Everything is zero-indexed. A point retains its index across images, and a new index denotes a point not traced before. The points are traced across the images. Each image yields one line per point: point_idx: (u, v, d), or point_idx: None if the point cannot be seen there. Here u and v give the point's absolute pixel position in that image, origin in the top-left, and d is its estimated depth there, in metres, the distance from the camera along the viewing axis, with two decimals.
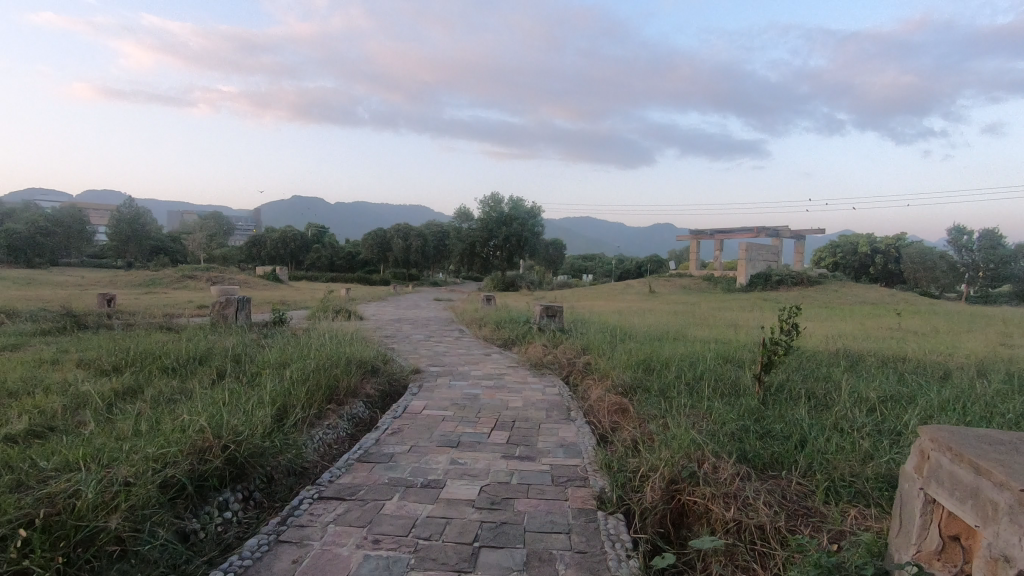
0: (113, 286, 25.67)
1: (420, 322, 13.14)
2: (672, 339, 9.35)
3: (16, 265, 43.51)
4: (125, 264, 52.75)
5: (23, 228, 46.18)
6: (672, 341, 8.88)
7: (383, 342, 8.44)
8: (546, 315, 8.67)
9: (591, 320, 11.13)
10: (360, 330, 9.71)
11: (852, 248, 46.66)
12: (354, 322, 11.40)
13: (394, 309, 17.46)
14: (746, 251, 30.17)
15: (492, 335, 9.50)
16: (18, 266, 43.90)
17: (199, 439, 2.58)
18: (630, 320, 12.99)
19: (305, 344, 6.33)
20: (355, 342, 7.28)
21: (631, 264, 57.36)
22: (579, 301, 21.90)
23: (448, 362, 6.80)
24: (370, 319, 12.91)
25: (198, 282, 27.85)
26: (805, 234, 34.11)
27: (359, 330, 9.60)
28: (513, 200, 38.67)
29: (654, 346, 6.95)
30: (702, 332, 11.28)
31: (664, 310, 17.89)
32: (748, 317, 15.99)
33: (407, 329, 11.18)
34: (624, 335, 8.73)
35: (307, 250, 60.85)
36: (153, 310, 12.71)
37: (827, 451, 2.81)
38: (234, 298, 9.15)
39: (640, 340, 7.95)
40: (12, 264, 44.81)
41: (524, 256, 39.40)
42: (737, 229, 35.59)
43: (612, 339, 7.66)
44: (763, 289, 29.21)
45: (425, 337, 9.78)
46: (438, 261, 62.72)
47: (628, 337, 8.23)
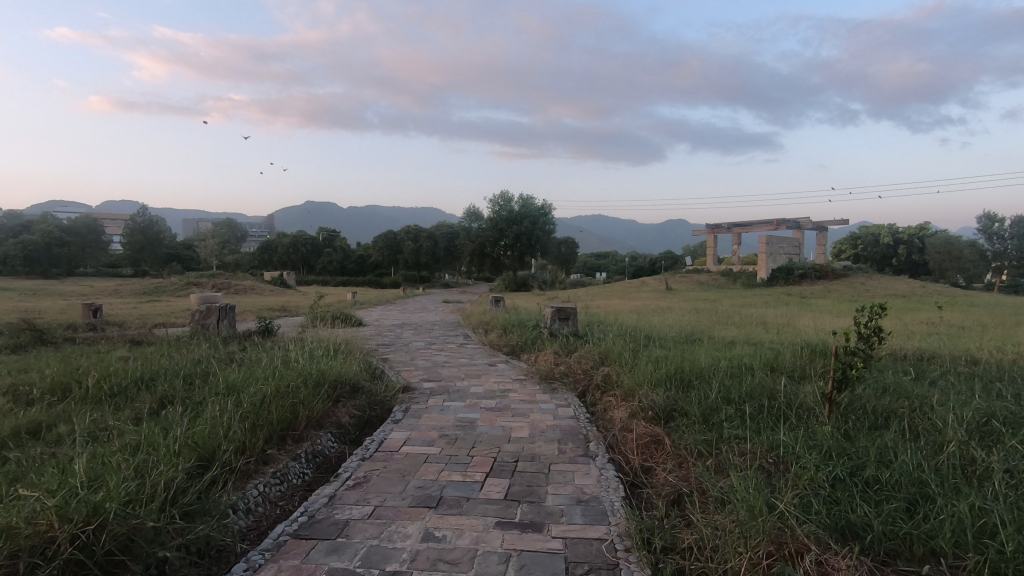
0: (118, 295, 25.20)
1: (424, 327, 12.32)
2: (700, 342, 8.40)
3: (32, 277, 43.57)
4: (139, 273, 52.74)
5: (39, 237, 46.26)
6: (700, 345, 7.92)
7: (377, 353, 7.59)
8: (558, 318, 7.77)
9: (607, 322, 10.21)
10: (354, 338, 8.87)
11: (874, 240, 45.08)
12: (352, 330, 10.62)
13: (399, 314, 16.69)
14: (766, 244, 29.00)
15: (498, 342, 8.61)
16: (35, 277, 44.00)
17: (40, 529, 1.77)
18: (647, 320, 12.06)
19: (281, 358, 5.50)
20: (342, 354, 6.45)
21: (645, 262, 56.25)
22: (594, 300, 20.97)
23: (445, 376, 5.91)
24: (370, 326, 12.12)
25: (205, 289, 27.35)
26: (827, 225, 32.79)
27: (353, 339, 8.77)
28: (523, 198, 37.83)
29: (685, 353, 6.04)
30: (729, 333, 10.31)
31: (683, 308, 16.93)
32: (776, 314, 14.91)
33: (408, 336, 10.34)
34: (647, 339, 7.79)
35: (318, 254, 60.50)
36: (144, 320, 12.02)
37: (973, 522, 1.91)
38: (216, 306, 8.37)
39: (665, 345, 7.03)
40: (28, 275, 45.01)
41: (536, 255, 38.50)
42: (756, 223, 34.39)
43: (634, 344, 6.74)
44: (785, 284, 28.02)
45: (426, 344, 8.93)
46: (449, 263, 62.11)
47: (652, 342, 7.31)
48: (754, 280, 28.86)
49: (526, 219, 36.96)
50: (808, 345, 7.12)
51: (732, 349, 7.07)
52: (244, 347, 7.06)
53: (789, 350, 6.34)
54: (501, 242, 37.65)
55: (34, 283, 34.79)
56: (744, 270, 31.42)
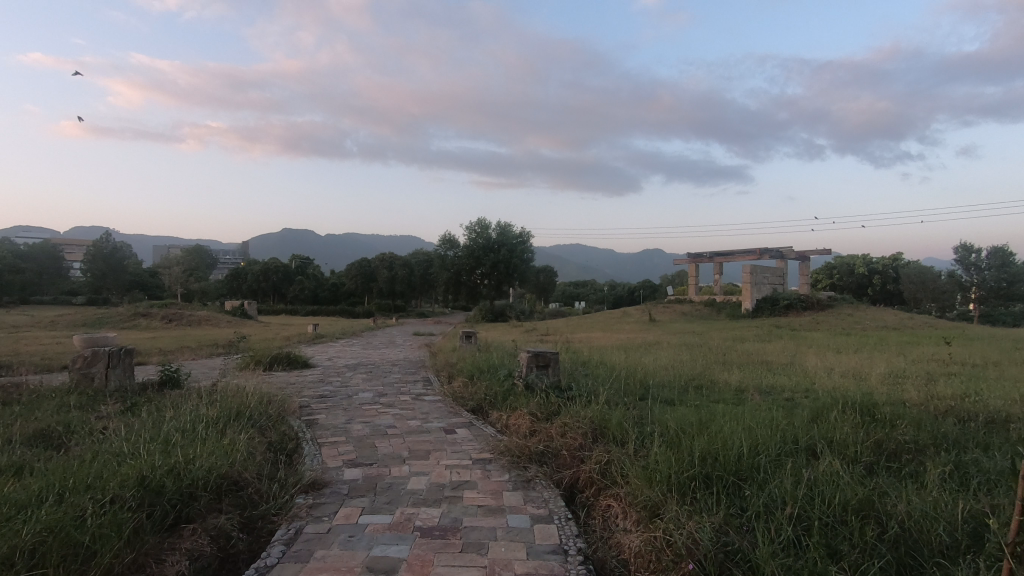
0: (56, 327, 22.94)
1: (381, 368, 10.63)
2: (705, 394, 6.99)
3: None
4: (97, 301, 49.97)
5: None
6: (707, 398, 6.52)
7: (306, 415, 5.95)
8: (536, 365, 6.23)
9: (592, 366, 8.75)
10: (285, 392, 7.18)
11: (850, 268, 44.98)
12: (291, 376, 8.92)
13: (360, 350, 14.99)
14: (750, 273, 28.15)
15: (463, 393, 7.03)
16: None
17: None
18: (637, 360, 10.64)
19: (142, 435, 3.83)
20: (249, 423, 4.80)
21: (624, 291, 55.50)
22: (575, 333, 19.57)
23: (380, 455, 4.29)
24: (318, 367, 10.43)
25: (154, 320, 25.17)
26: (809, 255, 32.22)
27: (281, 392, 7.07)
28: (501, 226, 36.59)
29: (703, 418, 4.62)
30: (732, 378, 8.88)
31: (671, 343, 15.61)
32: (771, 350, 13.65)
33: (358, 382, 8.66)
34: (644, 393, 6.35)
35: (289, 281, 58.19)
36: (48, 362, 10.14)
37: None
38: (106, 349, 6.67)
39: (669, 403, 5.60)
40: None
41: (513, 284, 37.15)
42: (739, 252, 33.61)
43: (633, 404, 5.27)
44: (771, 314, 27.12)
45: (375, 396, 7.27)
46: (425, 292, 60.46)
47: (651, 398, 5.88)
48: (739, 311, 27.94)
49: (503, 247, 35.69)
50: (844, 401, 5.79)
51: (749, 409, 5.70)
52: (125, 408, 5.39)
53: (829, 414, 5.00)
54: (477, 271, 36.29)
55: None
56: (727, 300, 30.50)
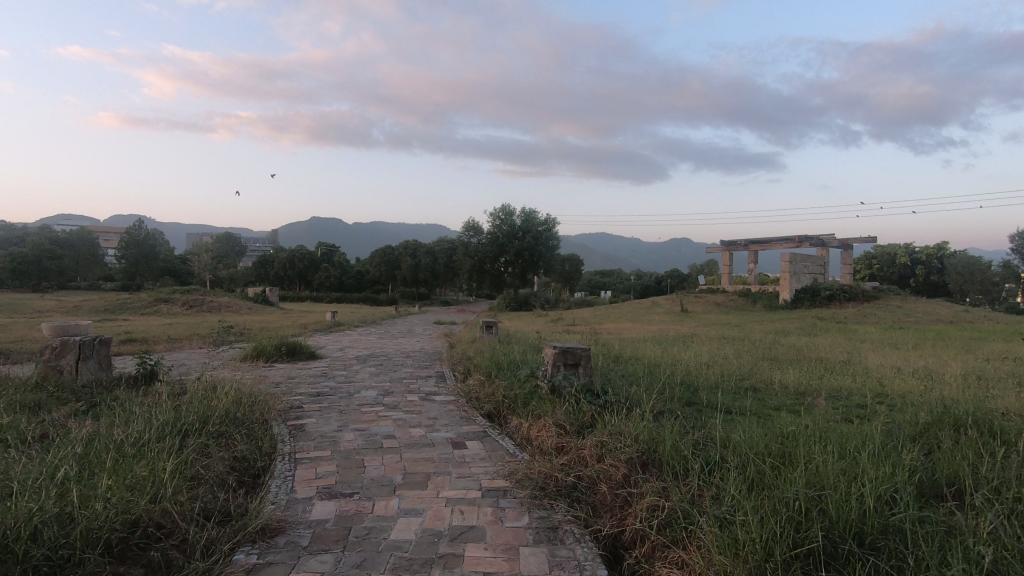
0: (80, 313, 22.88)
1: (394, 361, 9.77)
2: (758, 400, 5.97)
3: (17, 291, 41.77)
4: (129, 286, 50.81)
5: (28, 250, 44.48)
6: (763, 407, 5.52)
7: (295, 419, 5.10)
8: (563, 364, 5.26)
9: (627, 363, 7.73)
10: (278, 390, 6.35)
11: (891, 258, 42.53)
12: (294, 370, 8.12)
13: (376, 340, 14.20)
14: (790, 262, 26.54)
15: (479, 393, 6.10)
16: (21, 291, 42.21)
17: None
18: (675, 356, 9.55)
19: (59, 454, 3.01)
20: (217, 431, 3.94)
21: (652, 280, 53.94)
22: (601, 324, 18.48)
23: (365, 481, 3.38)
24: (325, 359, 9.63)
25: (176, 306, 24.95)
26: (853, 242, 30.29)
27: (274, 391, 6.24)
28: (526, 212, 35.52)
29: (780, 438, 3.64)
30: (788, 378, 7.74)
31: (709, 335, 14.43)
32: (822, 346, 12.38)
33: (364, 377, 7.80)
34: (689, 402, 5.36)
35: (315, 269, 58.22)
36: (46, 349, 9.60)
37: None
38: (77, 339, 5.92)
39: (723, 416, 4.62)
40: (15, 288, 43.25)
41: (538, 272, 36.12)
42: (776, 240, 31.90)
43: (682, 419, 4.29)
44: (811, 306, 25.57)
45: (379, 395, 6.39)
46: (449, 280, 59.83)
47: (700, 410, 4.89)
48: (776, 302, 26.44)
49: (528, 234, 34.66)
50: (937, 411, 4.76)
51: (821, 423, 4.71)
52: (81, 410, 4.60)
53: (931, 434, 4.03)
54: (500, 258, 35.35)
55: (10, 299, 32.68)
56: (763, 291, 28.93)
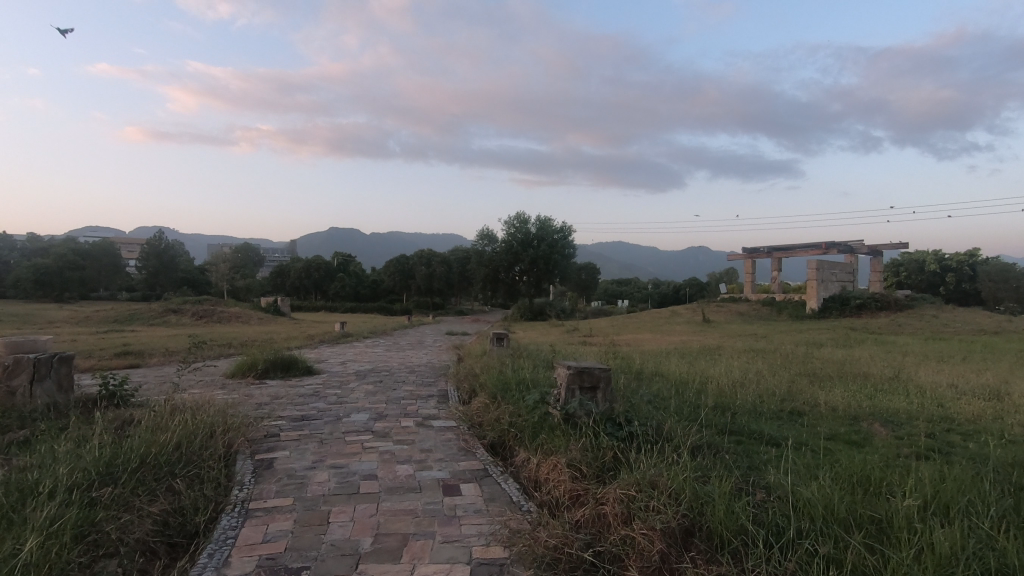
0: (90, 323, 22.62)
1: (395, 376, 9.02)
2: (805, 429, 5.16)
3: (39, 302, 42.20)
4: (148, 297, 51.13)
5: (51, 261, 45.04)
6: (812, 438, 4.73)
7: (267, 450, 4.37)
8: (579, 387, 4.48)
9: (650, 382, 6.90)
10: (255, 414, 5.62)
11: (919, 265, 40.90)
12: (284, 388, 7.40)
13: (382, 352, 13.52)
14: (817, 269, 25.43)
15: (483, 419, 5.33)
16: (44, 302, 42.66)
17: None
18: (703, 372, 8.67)
19: None
20: (156, 477, 3.28)
21: (670, 289, 52.78)
22: (620, 335, 17.58)
23: (319, 550, 2.62)
24: (322, 374, 8.94)
25: (186, 317, 24.65)
26: (883, 249, 28.98)
27: (249, 415, 5.52)
28: (540, 220, 34.82)
29: (857, 490, 2.90)
30: (832, 398, 6.85)
31: (735, 347, 13.49)
32: (861, 360, 11.38)
33: (359, 395, 7.04)
34: (727, 433, 4.59)
35: (330, 279, 58.09)
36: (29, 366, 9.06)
37: None
38: (32, 358, 5.27)
39: (771, 456, 3.87)
40: (38, 299, 43.82)
41: (554, 282, 35.29)
42: (801, 247, 30.72)
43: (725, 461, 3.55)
44: (840, 315, 24.39)
45: (370, 419, 5.62)
46: (464, 289, 59.27)
47: (744, 447, 4.14)
48: (802, 311, 25.32)
49: (542, 242, 33.93)
50: None
51: (891, 464, 3.92)
52: (19, 440, 3.97)
53: None
54: (515, 267, 34.62)
55: (29, 310, 32.85)
56: (789, 299, 27.77)
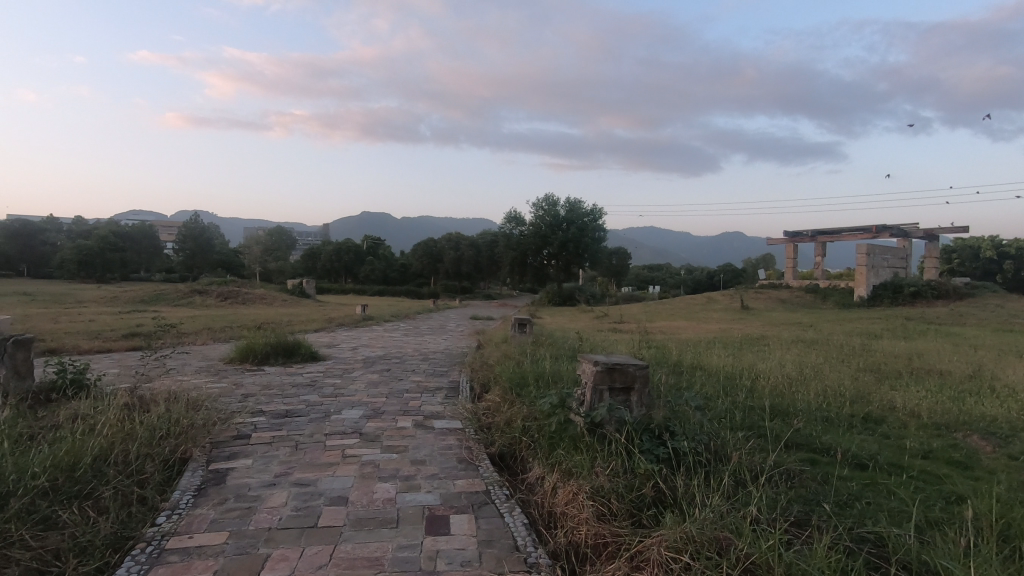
0: (118, 304, 22.67)
1: (405, 364, 8.23)
2: (888, 444, 4.17)
3: (82, 282, 43.36)
4: (184, 279, 52.10)
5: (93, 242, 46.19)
6: (902, 457, 3.77)
7: (226, 458, 3.58)
8: (610, 387, 3.60)
9: (691, 377, 5.96)
10: (230, 410, 4.86)
11: (974, 252, 38.23)
12: (279, 377, 6.67)
13: (399, 337, 12.81)
14: (867, 254, 23.72)
15: (494, 422, 4.45)
16: (87, 282, 43.81)
17: None
18: (751, 365, 7.61)
19: None
20: (47, 503, 2.51)
21: (704, 275, 51.00)
22: (652, 322, 16.47)
23: None
24: (326, 361, 8.22)
25: (210, 298, 24.51)
26: (940, 233, 26.88)
27: (222, 411, 4.76)
28: (571, 202, 33.68)
29: (1015, 562, 2.03)
30: (911, 401, 5.75)
31: (781, 337, 12.32)
32: (928, 354, 10.09)
33: (359, 387, 6.26)
34: (793, 449, 3.67)
35: (360, 262, 58.14)
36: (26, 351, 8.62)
37: None
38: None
39: (860, 486, 2.96)
40: (81, 279, 45.00)
41: (584, 266, 34.16)
42: (848, 231, 28.82)
43: (803, 500, 2.68)
44: (892, 304, 22.67)
45: (362, 418, 4.81)
46: (492, 274, 58.56)
47: (820, 472, 3.22)
48: (850, 299, 23.67)
49: (572, 225, 32.81)
50: None
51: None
52: None
53: None
54: (543, 250, 33.62)
55: (70, 290, 33.58)
56: (835, 286, 26.06)
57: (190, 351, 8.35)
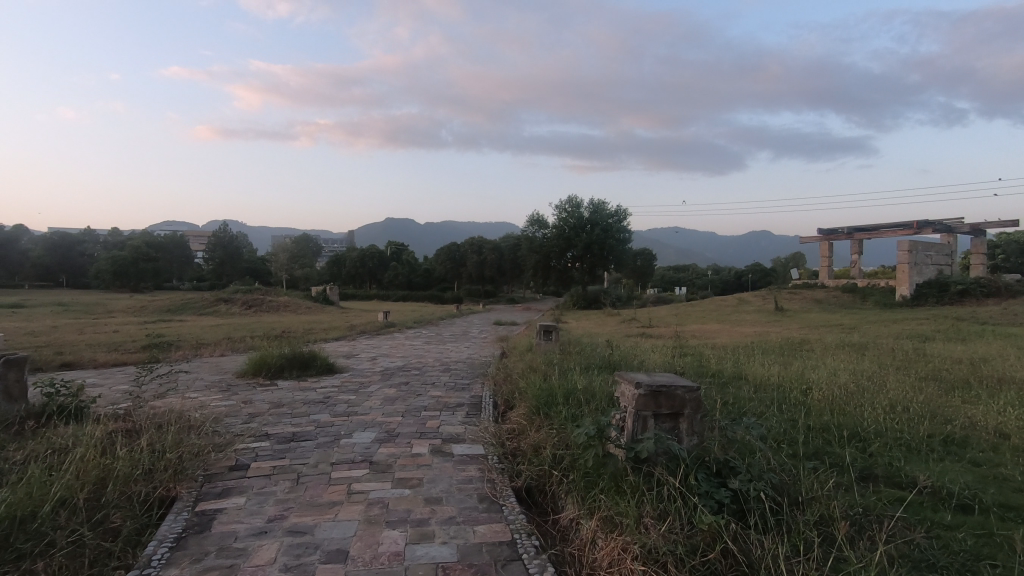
0: (146, 313, 22.88)
1: (425, 376, 7.79)
2: (984, 474, 3.55)
3: (117, 292, 44.41)
4: (213, 287, 53.02)
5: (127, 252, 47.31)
6: (1008, 493, 3.17)
7: (217, 496, 3.16)
8: (656, 413, 3.09)
9: (734, 392, 5.36)
10: (233, 434, 4.47)
11: (1022, 247, 36.31)
12: (291, 393, 6.29)
13: (421, 345, 12.42)
14: (909, 251, 22.53)
15: (522, 448, 3.98)
16: (121, 291, 44.86)
17: None
18: (800, 375, 6.94)
19: None
20: None
21: (732, 276, 49.72)
22: (683, 326, 15.77)
23: None
24: (342, 374, 7.84)
25: (235, 306, 24.58)
26: (987, 228, 25.46)
27: (224, 434, 4.37)
28: (594, 203, 33.07)
29: None
30: (993, 417, 5.06)
31: (824, 342, 11.56)
32: (992, 359, 9.23)
33: (374, 404, 5.83)
34: (876, 485, 3.11)
35: (384, 268, 58.33)
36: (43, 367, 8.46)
37: None
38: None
39: (976, 540, 2.40)
40: (117, 288, 46.12)
41: (609, 268, 33.49)
42: (887, 227, 27.54)
43: (912, 566, 2.16)
44: (938, 303, 21.46)
45: (374, 442, 4.35)
46: (515, 278, 58.14)
47: (918, 518, 2.67)
48: (892, 299, 22.51)
49: (596, 227, 32.19)
50: None
51: None
52: None
53: None
54: (567, 253, 33.06)
55: (104, 299, 34.31)
56: (875, 285, 24.86)
57: (207, 365, 8.08)
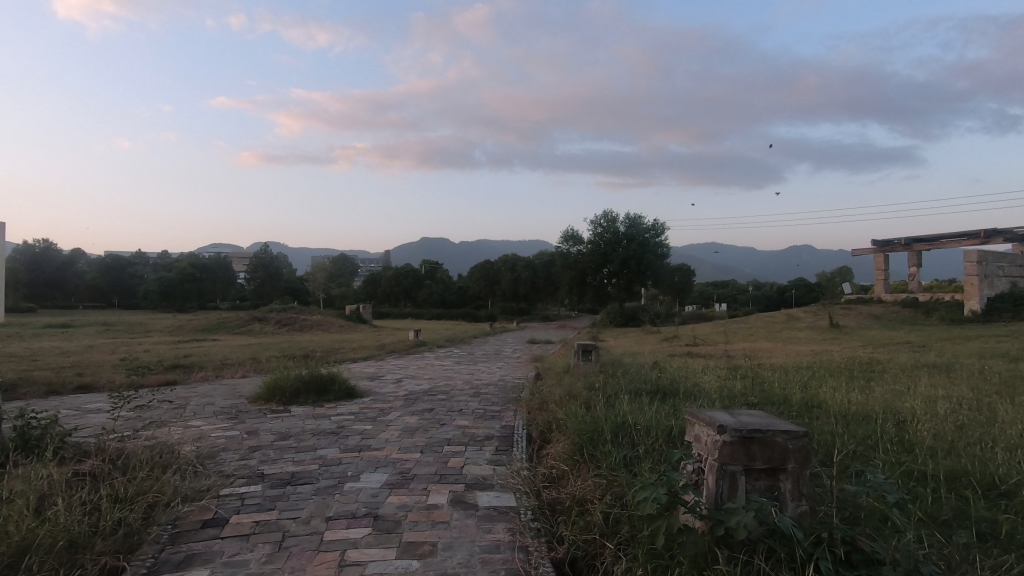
0: (184, 332, 23.07)
1: (452, 402, 7.05)
2: None
3: (163, 312, 45.66)
4: (253, 307, 54.09)
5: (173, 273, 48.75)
6: None
7: (174, 569, 2.47)
8: (749, 468, 2.29)
9: (815, 426, 4.46)
10: (219, 476, 3.80)
11: None
12: (301, 423, 5.64)
13: (451, 366, 11.73)
14: (978, 262, 20.74)
15: (565, 503, 3.19)
16: (166, 312, 46.12)
17: None
18: (887, 403, 5.92)
19: None
20: None
21: (776, 292, 47.63)
22: (732, 345, 14.63)
23: None
24: (362, 399, 7.18)
25: (269, 325, 24.57)
26: None
27: (208, 478, 3.69)
28: (631, 217, 32.18)
29: None
30: None
31: (897, 362, 10.32)
32: None
33: (392, 436, 5.12)
34: None
35: (418, 286, 58.41)
36: (58, 392, 8.14)
37: None
38: None
39: None
40: (163, 308, 47.50)
41: (646, 284, 32.36)
42: (950, 237, 25.62)
43: None
44: (1014, 318, 19.60)
45: (383, 488, 3.62)
46: (550, 295, 57.29)
47: None
48: (960, 314, 20.70)
49: (633, 241, 31.23)
50: None
51: None
52: None
53: None
54: (603, 269, 32.12)
55: (148, 319, 35.14)
56: (939, 300, 22.99)
57: (225, 391, 7.57)
